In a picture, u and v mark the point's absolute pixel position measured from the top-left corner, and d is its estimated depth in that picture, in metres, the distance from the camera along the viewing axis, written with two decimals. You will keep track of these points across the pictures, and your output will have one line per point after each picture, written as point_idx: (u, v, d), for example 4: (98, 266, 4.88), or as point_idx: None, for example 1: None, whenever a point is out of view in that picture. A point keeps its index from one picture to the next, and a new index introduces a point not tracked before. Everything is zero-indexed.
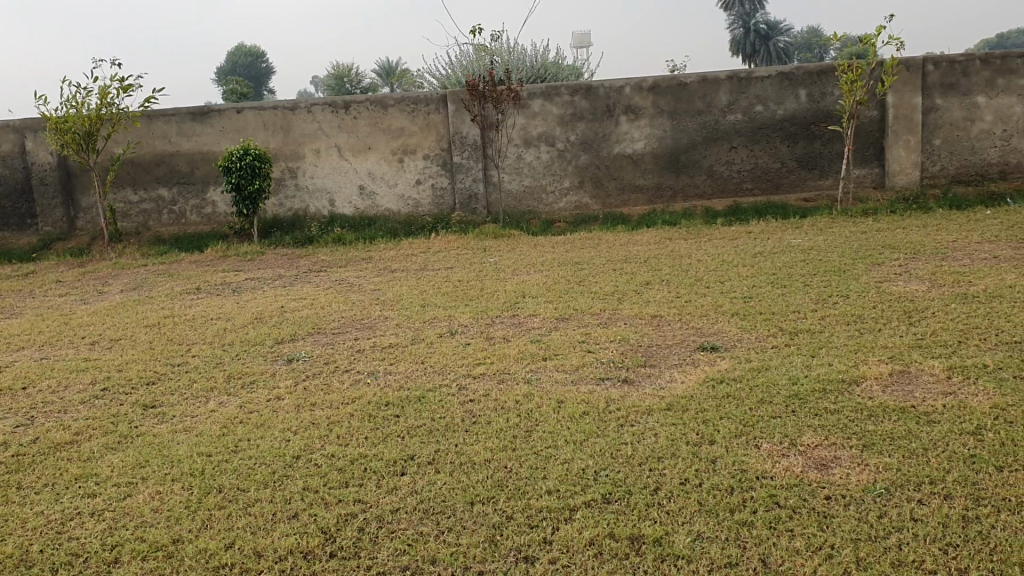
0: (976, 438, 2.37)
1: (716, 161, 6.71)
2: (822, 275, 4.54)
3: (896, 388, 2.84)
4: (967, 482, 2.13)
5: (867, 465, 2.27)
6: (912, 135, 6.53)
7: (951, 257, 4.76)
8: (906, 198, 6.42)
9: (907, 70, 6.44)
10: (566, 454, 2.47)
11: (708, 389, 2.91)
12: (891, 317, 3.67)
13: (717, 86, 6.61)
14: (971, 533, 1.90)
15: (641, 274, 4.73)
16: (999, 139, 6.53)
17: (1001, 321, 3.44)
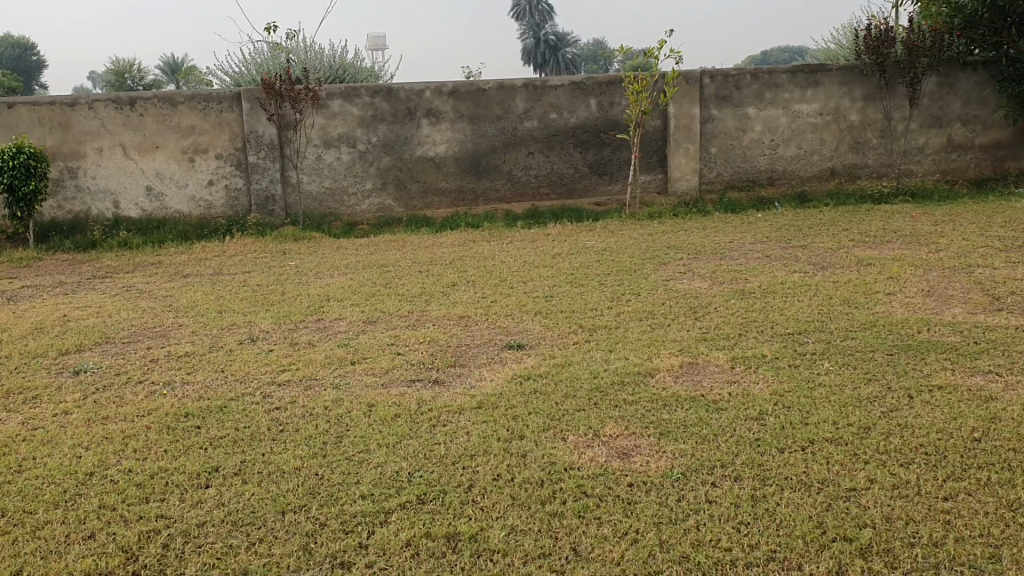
0: (760, 422, 2.58)
1: (514, 166, 6.88)
2: (615, 274, 4.77)
3: (686, 378, 3.04)
4: (754, 464, 2.31)
5: (665, 452, 2.41)
6: (691, 144, 6.98)
7: (729, 257, 5.13)
8: (688, 202, 6.86)
9: (686, 83, 6.86)
10: (379, 458, 2.46)
11: (515, 386, 2.98)
12: (679, 313, 3.91)
13: (514, 93, 6.77)
14: (759, 511, 2.05)
15: (446, 276, 4.78)
16: (769, 148, 7.07)
17: (775, 314, 3.75)
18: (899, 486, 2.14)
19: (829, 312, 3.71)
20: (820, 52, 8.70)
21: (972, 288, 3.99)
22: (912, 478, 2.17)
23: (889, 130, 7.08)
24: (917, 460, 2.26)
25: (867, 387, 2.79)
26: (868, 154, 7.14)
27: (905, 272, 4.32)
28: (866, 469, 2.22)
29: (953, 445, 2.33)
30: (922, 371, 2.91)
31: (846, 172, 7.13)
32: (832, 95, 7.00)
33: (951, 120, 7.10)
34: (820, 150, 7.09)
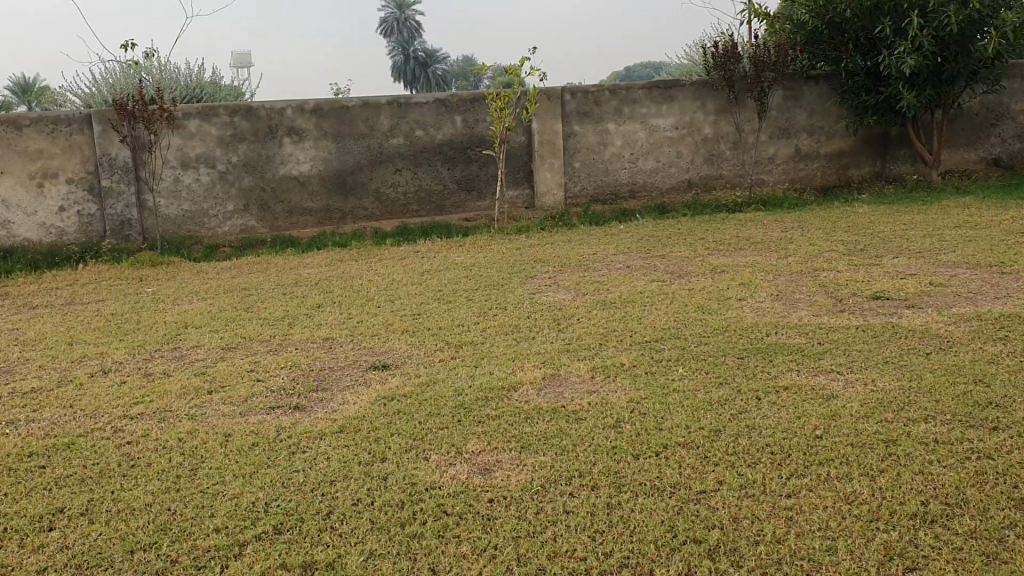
0: (617, 430, 2.64)
1: (381, 184, 6.84)
2: (482, 289, 4.80)
3: (548, 390, 3.08)
4: (610, 472, 2.36)
5: (525, 466, 2.44)
6: (556, 158, 7.10)
7: (593, 268, 5.24)
8: (553, 216, 6.97)
9: (548, 98, 6.99)
10: (235, 489, 2.39)
11: (379, 408, 2.95)
12: (543, 325, 3.96)
13: (378, 110, 6.73)
14: (614, 518, 2.10)
15: (311, 297, 4.70)
16: (630, 161, 7.26)
17: (634, 323, 3.84)
18: (746, 486, 2.22)
19: (685, 319, 3.84)
20: (676, 67, 9.01)
21: (818, 290, 4.20)
22: (758, 477, 2.26)
23: (741, 141, 7.40)
24: (763, 459, 2.36)
25: (718, 391, 2.89)
26: (722, 164, 7.43)
27: (756, 277, 4.52)
28: (715, 471, 2.31)
29: (796, 443, 2.44)
30: (770, 373, 3.04)
31: (702, 182, 7.40)
32: (686, 110, 7.26)
33: (798, 131, 7.47)
34: (678, 163, 7.34)
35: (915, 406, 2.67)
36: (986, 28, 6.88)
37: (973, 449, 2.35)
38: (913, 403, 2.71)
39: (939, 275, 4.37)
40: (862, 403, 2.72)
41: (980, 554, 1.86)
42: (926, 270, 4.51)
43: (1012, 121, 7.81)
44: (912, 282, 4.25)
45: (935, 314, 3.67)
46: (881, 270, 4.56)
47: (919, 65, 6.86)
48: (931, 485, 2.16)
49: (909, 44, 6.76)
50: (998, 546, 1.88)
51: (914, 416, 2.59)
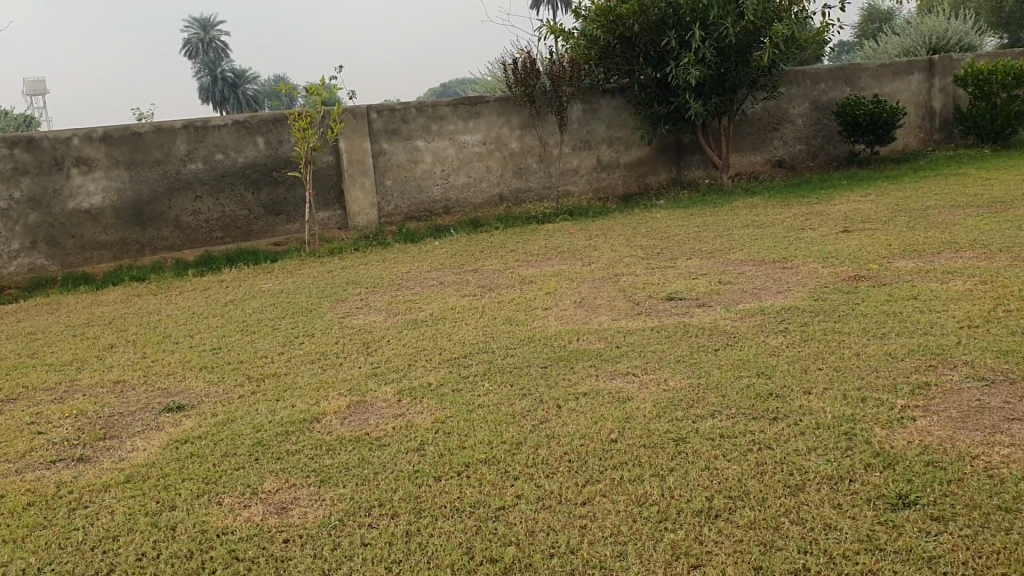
0: (420, 453, 2.61)
1: (182, 213, 6.54)
2: (289, 316, 4.66)
3: (352, 419, 3.00)
4: (410, 497, 2.32)
5: (324, 500, 2.36)
6: (366, 178, 6.99)
7: (404, 287, 5.20)
8: (367, 236, 6.87)
9: (353, 118, 6.87)
10: (2, 557, 2.19)
11: (170, 452, 2.79)
12: (351, 350, 3.88)
13: (173, 135, 6.43)
14: (411, 546, 2.07)
15: (105, 337, 4.43)
16: (440, 177, 7.28)
17: (442, 341, 3.83)
18: (543, 498, 2.24)
19: (492, 332, 3.86)
20: (481, 84, 9.15)
21: (618, 295, 4.33)
22: (555, 488, 2.28)
23: (547, 154, 7.58)
24: (561, 469, 2.39)
25: (520, 403, 2.92)
26: (530, 177, 7.58)
27: (561, 286, 4.62)
28: (515, 486, 2.32)
29: (592, 450, 2.49)
30: (569, 380, 3.11)
31: (512, 196, 7.53)
32: (492, 125, 7.36)
33: (598, 143, 7.75)
34: (488, 178, 7.43)
35: (703, 402, 2.79)
36: (760, 38, 7.41)
37: (754, 440, 2.47)
38: (701, 399, 2.82)
39: (729, 273, 4.62)
40: (655, 403, 2.82)
41: (758, 544, 1.94)
42: (717, 269, 4.75)
43: (790, 125, 8.44)
44: (704, 281, 4.47)
45: (724, 311, 3.86)
46: (676, 271, 4.77)
47: (704, 75, 7.28)
48: (716, 480, 2.25)
49: (693, 56, 7.16)
50: (773, 534, 1.98)
51: (702, 412, 2.70)
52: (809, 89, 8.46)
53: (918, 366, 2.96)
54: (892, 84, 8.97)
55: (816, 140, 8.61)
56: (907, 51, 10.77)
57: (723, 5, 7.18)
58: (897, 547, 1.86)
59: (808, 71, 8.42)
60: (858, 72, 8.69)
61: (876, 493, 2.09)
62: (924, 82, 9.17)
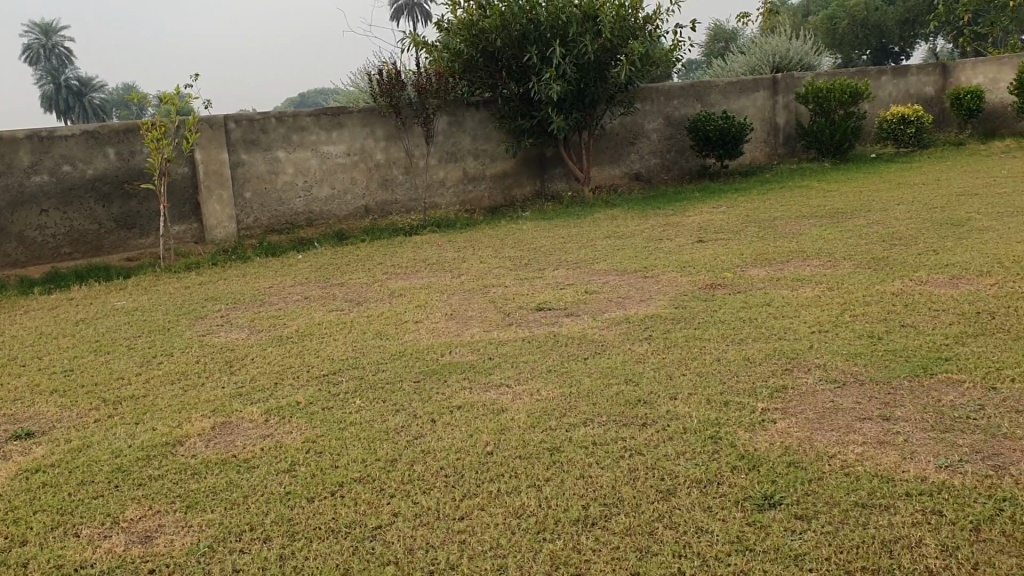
0: (292, 474, 2.54)
1: (25, 227, 6.15)
2: (146, 335, 4.46)
3: (218, 441, 2.89)
4: (283, 520, 2.25)
5: (191, 526, 2.26)
6: (224, 190, 6.76)
7: (268, 302, 5.06)
8: (226, 249, 6.64)
9: (210, 128, 6.63)
10: None
11: (19, 484, 2.61)
12: (214, 369, 3.74)
13: (15, 145, 6.05)
14: (287, 571, 2.01)
15: None
16: (303, 189, 7.13)
17: (310, 357, 3.75)
18: (420, 515, 2.22)
19: (361, 347, 3.80)
20: (342, 96, 9.04)
21: (487, 307, 4.35)
22: (433, 504, 2.27)
23: (411, 166, 7.55)
24: (437, 484, 2.38)
25: (393, 419, 2.89)
26: (397, 190, 7.53)
27: (430, 299, 4.60)
28: (391, 503, 2.29)
29: (468, 463, 2.49)
30: (443, 394, 3.10)
31: (378, 208, 7.45)
32: (356, 136, 7.28)
33: (463, 155, 7.80)
34: (352, 190, 7.33)
35: (575, 411, 2.83)
36: (618, 55, 7.66)
37: (625, 447, 2.52)
38: (573, 408, 2.87)
39: (593, 283, 4.72)
40: (529, 413, 2.84)
41: (634, 550, 1.98)
42: (582, 279, 4.84)
43: (646, 139, 8.76)
44: (570, 292, 4.55)
45: (591, 321, 3.94)
46: (543, 282, 4.83)
47: (565, 90, 7.43)
48: (591, 488, 2.29)
49: (554, 71, 7.31)
50: (648, 539, 2.02)
51: (575, 421, 2.75)
52: (663, 105, 8.80)
53: (774, 370, 3.10)
54: (739, 101, 9.47)
55: (671, 154, 8.96)
56: (752, 69, 11.32)
57: (582, 22, 7.37)
58: (766, 547, 1.93)
59: (662, 88, 8.76)
60: (707, 90, 9.12)
61: (744, 495, 2.17)
62: (768, 99, 9.71)
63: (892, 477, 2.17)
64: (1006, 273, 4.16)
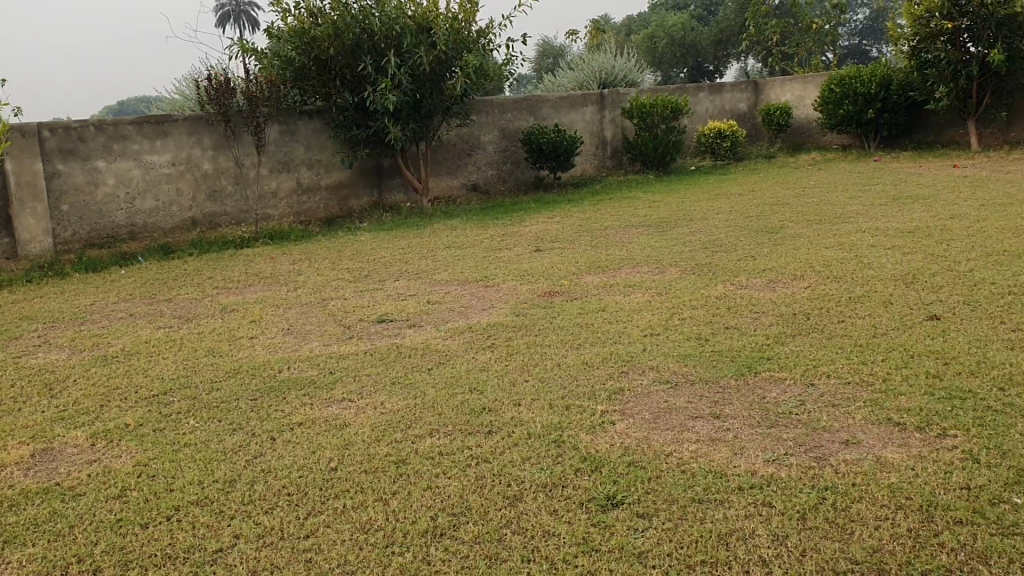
0: (123, 500, 2.40)
1: None
2: None
3: (38, 469, 2.70)
4: (115, 549, 2.13)
5: (11, 564, 2.09)
6: (38, 203, 6.30)
7: (89, 320, 4.77)
8: (41, 266, 6.20)
9: (22, 136, 6.17)
10: None
11: None
12: (30, 393, 3.49)
13: None
14: None
15: None
16: (125, 201, 6.77)
17: (137, 377, 3.56)
18: (262, 536, 2.15)
19: (193, 366, 3.65)
20: (167, 104, 8.67)
21: (326, 321, 4.27)
22: (276, 524, 2.20)
23: (242, 176, 7.36)
24: (280, 503, 2.31)
25: (230, 438, 2.79)
26: (224, 201, 7.30)
27: (266, 313, 4.47)
28: (232, 525, 2.20)
29: (312, 480, 2.44)
30: (283, 411, 3.01)
31: (206, 220, 7.19)
32: (181, 146, 7.00)
33: (297, 165, 7.71)
34: (178, 201, 7.04)
35: (420, 422, 2.83)
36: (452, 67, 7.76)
37: (471, 455, 2.54)
38: (418, 419, 2.86)
39: (434, 294, 4.72)
40: (373, 427, 2.82)
41: (484, 558, 1.99)
42: (422, 290, 4.84)
43: (482, 151, 8.94)
44: (411, 303, 4.53)
45: (434, 331, 3.94)
46: (383, 293, 4.80)
47: (401, 101, 7.42)
48: (438, 498, 2.28)
49: (389, 81, 7.28)
50: (496, 546, 2.04)
51: (420, 432, 2.74)
52: (498, 117, 9.01)
53: (611, 373, 3.20)
54: (569, 115, 9.78)
55: (506, 165, 9.17)
56: (582, 84, 11.66)
57: (416, 33, 7.40)
58: (612, 546, 1.98)
59: (495, 100, 8.96)
60: (539, 103, 9.37)
61: (588, 496, 2.22)
62: (596, 114, 10.05)
63: (724, 473, 2.28)
64: (817, 275, 4.47)
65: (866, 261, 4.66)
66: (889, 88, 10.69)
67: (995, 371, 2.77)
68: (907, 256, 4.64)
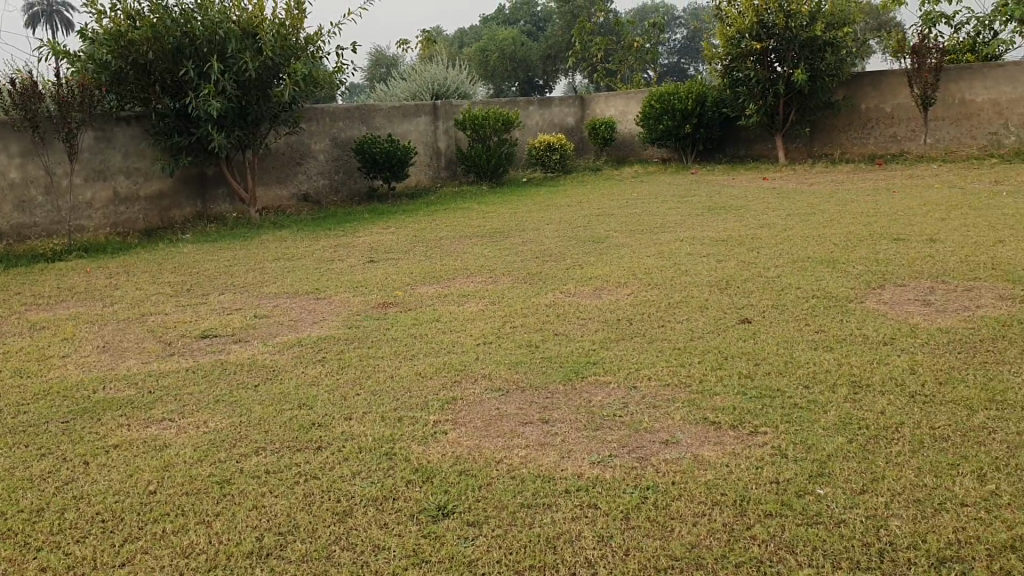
0: None
1: None
2: None
3: None
4: None
5: None
6: None
7: None
8: None
9: None
10: None
11: None
12: None
13: None
14: None
15: None
16: None
17: None
18: (74, 568, 2.02)
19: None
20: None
21: (146, 337, 4.08)
22: (88, 553, 2.08)
23: (54, 185, 6.92)
24: (93, 531, 2.19)
25: (38, 464, 2.61)
26: (33, 212, 6.84)
27: (80, 330, 4.22)
28: (39, 558, 2.06)
29: (128, 505, 2.31)
30: (98, 433, 2.85)
31: (12, 232, 6.71)
32: None
33: (114, 173, 7.33)
34: None
35: (246, 440, 2.73)
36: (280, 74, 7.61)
37: (299, 472, 2.48)
38: (244, 438, 2.76)
39: (263, 307, 4.60)
40: (196, 446, 2.71)
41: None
42: (251, 303, 4.70)
43: (313, 159, 8.82)
44: (238, 317, 4.38)
45: (261, 346, 3.83)
46: (208, 307, 4.63)
47: (225, 108, 7.19)
48: (265, 518, 2.22)
49: (213, 87, 7.04)
50: (326, 563, 1.99)
51: (245, 451, 2.65)
52: (328, 126, 8.91)
53: (444, 383, 3.20)
54: (402, 125, 9.79)
55: (338, 175, 9.07)
56: (414, 95, 11.65)
57: (240, 38, 7.20)
58: (442, 557, 1.98)
59: (326, 109, 8.88)
60: (372, 113, 9.36)
61: (418, 508, 2.21)
62: (429, 124, 10.09)
63: (552, 477, 2.32)
64: (640, 283, 4.64)
65: (685, 268, 4.88)
66: (705, 104, 11.27)
67: (800, 370, 2.96)
68: (721, 263, 4.90)
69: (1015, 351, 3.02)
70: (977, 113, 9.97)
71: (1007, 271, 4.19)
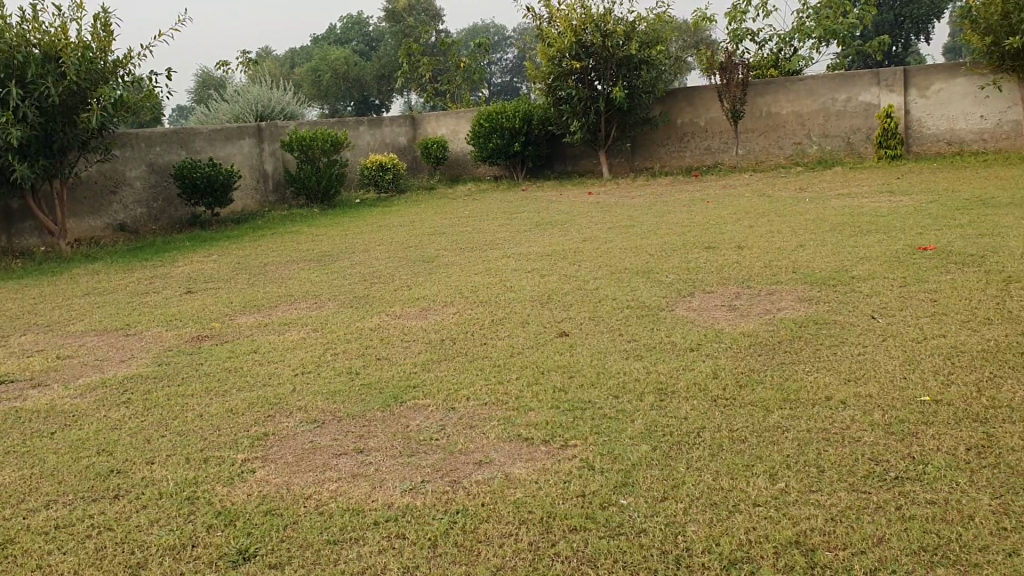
0: None
1: None
2: None
3: None
4: None
5: None
6: None
7: None
8: None
9: None
10: None
11: None
12: None
13: None
14: None
15: None
16: None
17: None
18: None
19: None
20: None
21: None
22: None
23: None
24: None
25: None
26: None
27: None
28: None
29: None
30: None
31: None
32: None
33: None
34: None
35: (35, 494, 2.54)
36: (87, 100, 7.21)
37: (92, 525, 2.31)
38: (33, 492, 2.56)
39: (67, 347, 4.32)
40: None
41: None
42: (54, 343, 4.40)
43: (129, 187, 8.41)
44: (39, 359, 4.10)
45: (61, 390, 3.58)
46: (6, 350, 4.31)
47: (26, 136, 6.75)
48: None
49: (11, 114, 6.59)
50: None
51: (33, 506, 2.46)
52: (144, 152, 8.54)
53: (257, 418, 3.08)
54: (225, 148, 9.49)
55: (157, 204, 8.69)
56: (238, 117, 11.29)
57: (41, 62, 6.79)
58: None
59: (142, 133, 8.51)
60: (191, 136, 9.02)
61: (218, 554, 2.10)
62: (253, 147, 9.84)
63: (361, 509, 2.26)
64: (465, 301, 4.64)
65: (509, 284, 4.93)
66: (532, 122, 11.47)
67: (611, 381, 3.02)
68: (544, 278, 4.98)
69: (808, 351, 3.20)
70: (782, 125, 10.61)
71: (806, 274, 4.45)
